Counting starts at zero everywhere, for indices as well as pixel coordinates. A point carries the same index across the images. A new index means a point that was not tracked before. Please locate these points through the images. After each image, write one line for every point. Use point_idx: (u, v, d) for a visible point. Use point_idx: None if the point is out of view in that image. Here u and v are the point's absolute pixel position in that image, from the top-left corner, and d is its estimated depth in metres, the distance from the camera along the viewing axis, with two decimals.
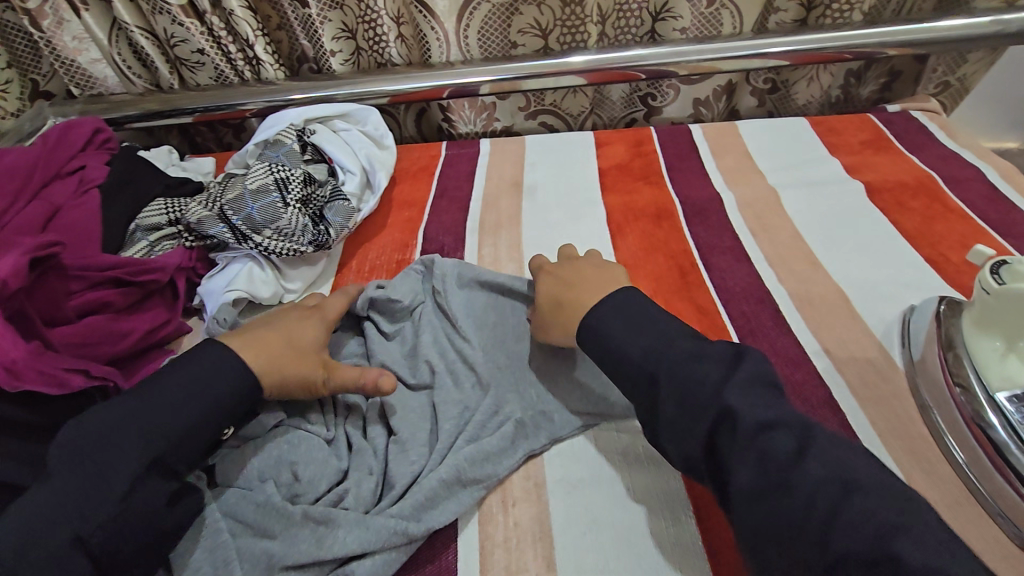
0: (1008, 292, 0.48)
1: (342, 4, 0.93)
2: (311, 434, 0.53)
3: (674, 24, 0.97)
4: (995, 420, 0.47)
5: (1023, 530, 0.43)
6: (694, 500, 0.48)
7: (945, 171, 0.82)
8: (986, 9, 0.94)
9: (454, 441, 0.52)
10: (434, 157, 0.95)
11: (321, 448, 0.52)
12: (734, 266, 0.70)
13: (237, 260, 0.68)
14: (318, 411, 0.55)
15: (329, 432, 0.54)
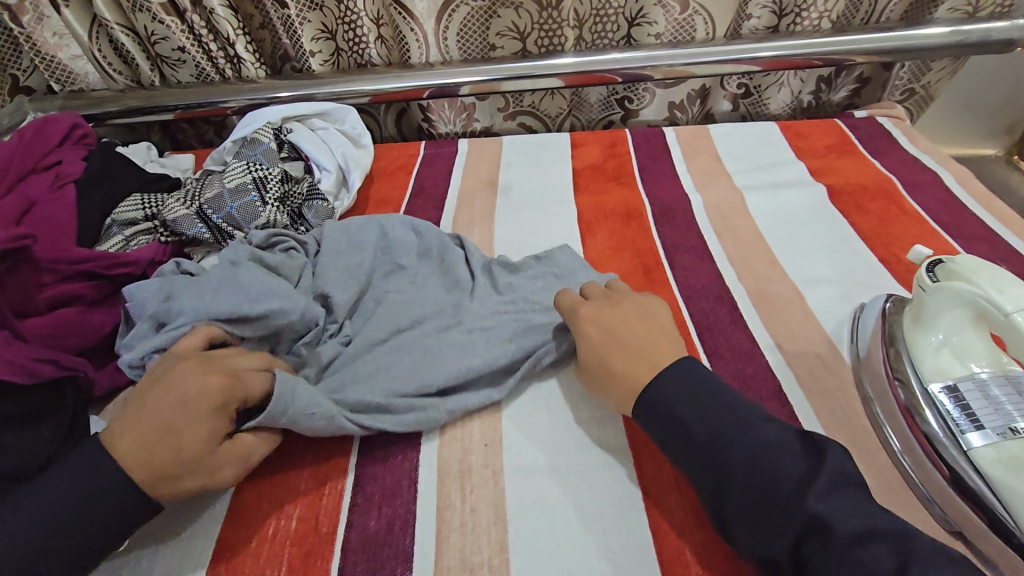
0: (940, 291, 0.51)
1: (322, 5, 0.94)
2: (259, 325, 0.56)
3: (649, 29, 0.99)
4: (927, 411, 0.50)
5: (948, 512, 0.46)
6: (643, 486, 0.51)
7: (905, 175, 0.85)
8: (948, 20, 0.98)
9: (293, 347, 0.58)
10: (413, 156, 0.97)
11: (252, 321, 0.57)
12: (697, 264, 0.72)
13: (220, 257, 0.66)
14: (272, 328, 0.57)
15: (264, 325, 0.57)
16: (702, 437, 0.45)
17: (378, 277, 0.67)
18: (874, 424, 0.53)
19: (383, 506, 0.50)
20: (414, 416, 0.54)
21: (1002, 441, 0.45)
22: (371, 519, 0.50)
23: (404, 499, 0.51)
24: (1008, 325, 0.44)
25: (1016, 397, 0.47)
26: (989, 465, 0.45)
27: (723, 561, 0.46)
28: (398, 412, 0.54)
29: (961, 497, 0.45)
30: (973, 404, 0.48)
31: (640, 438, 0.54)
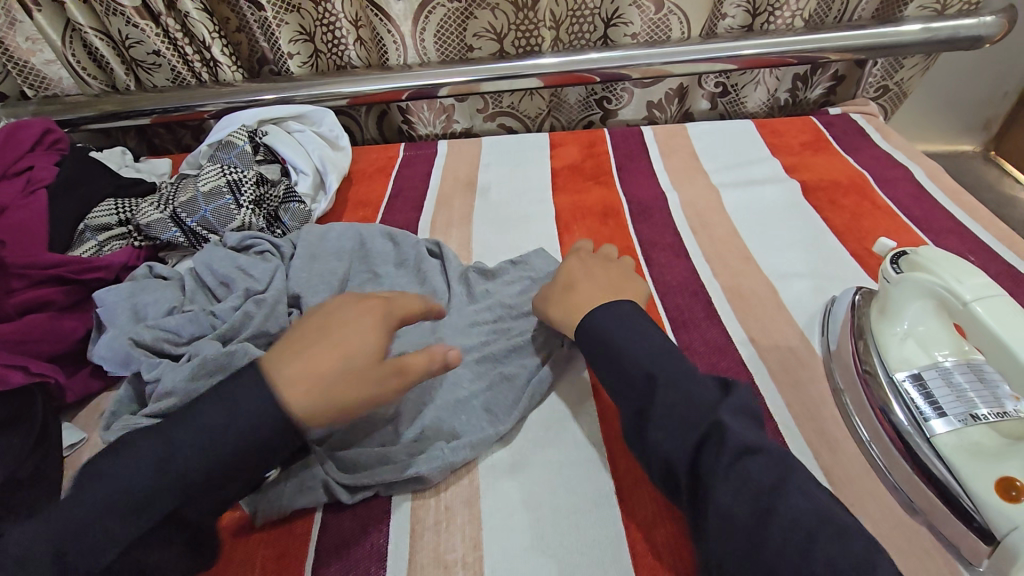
0: (903, 282, 0.52)
1: (298, 8, 0.94)
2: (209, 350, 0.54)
3: (625, 29, 1.00)
4: (893, 400, 0.51)
5: (913, 499, 0.47)
6: (616, 481, 0.51)
7: (877, 171, 0.86)
8: (919, 18, 0.99)
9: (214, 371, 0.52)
10: (392, 158, 0.97)
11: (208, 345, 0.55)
12: (672, 261, 0.73)
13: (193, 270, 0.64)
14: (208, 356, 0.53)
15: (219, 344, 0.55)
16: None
17: (355, 287, 0.68)
18: (843, 417, 0.53)
19: (357, 506, 0.51)
20: (413, 454, 0.52)
21: (963, 428, 0.47)
22: (345, 521, 0.50)
23: (379, 499, 0.51)
24: (967, 315, 0.45)
25: (976, 386, 0.48)
26: (952, 451, 0.46)
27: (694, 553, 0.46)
28: (395, 453, 0.52)
29: (924, 482, 0.46)
30: (936, 393, 0.49)
31: (614, 434, 0.55)
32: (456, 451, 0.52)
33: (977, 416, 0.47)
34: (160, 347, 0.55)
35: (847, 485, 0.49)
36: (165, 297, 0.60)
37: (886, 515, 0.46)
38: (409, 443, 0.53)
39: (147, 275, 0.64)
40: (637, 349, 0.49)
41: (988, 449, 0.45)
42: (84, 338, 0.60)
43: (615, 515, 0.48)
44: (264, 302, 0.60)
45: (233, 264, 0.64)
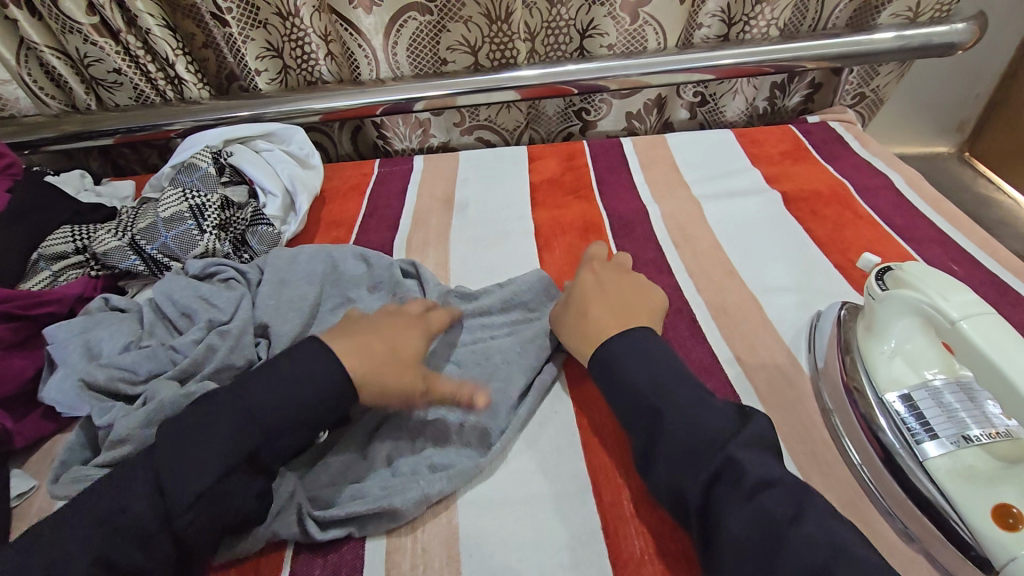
0: (889, 299, 0.50)
1: (266, 23, 0.91)
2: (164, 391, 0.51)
3: (601, 40, 0.99)
4: (883, 421, 0.49)
5: (908, 525, 0.45)
6: (601, 515, 0.48)
7: (857, 179, 0.86)
8: (892, 25, 1.00)
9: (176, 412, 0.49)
10: (366, 175, 0.95)
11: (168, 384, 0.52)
12: (655, 277, 0.71)
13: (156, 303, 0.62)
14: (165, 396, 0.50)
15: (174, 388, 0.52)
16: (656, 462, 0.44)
17: (326, 311, 0.65)
18: (833, 438, 0.52)
19: (328, 551, 0.48)
20: (386, 487, 0.50)
21: (956, 450, 0.45)
22: (315, 569, 0.47)
23: (352, 543, 0.48)
24: (955, 333, 0.44)
25: (967, 406, 0.47)
26: (944, 475, 0.44)
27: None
28: (367, 486, 0.50)
29: (918, 507, 0.45)
30: (927, 413, 0.48)
31: (598, 464, 0.52)
32: (432, 482, 0.50)
33: (970, 437, 0.45)
34: (115, 388, 0.52)
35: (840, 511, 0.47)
36: (122, 332, 0.57)
37: (880, 543, 0.45)
38: (383, 477, 0.51)
39: (103, 308, 0.61)
40: (629, 379, 0.49)
41: (982, 472, 0.43)
42: (34, 377, 0.57)
43: (601, 552, 0.46)
44: (228, 333, 0.57)
45: (196, 294, 0.61)
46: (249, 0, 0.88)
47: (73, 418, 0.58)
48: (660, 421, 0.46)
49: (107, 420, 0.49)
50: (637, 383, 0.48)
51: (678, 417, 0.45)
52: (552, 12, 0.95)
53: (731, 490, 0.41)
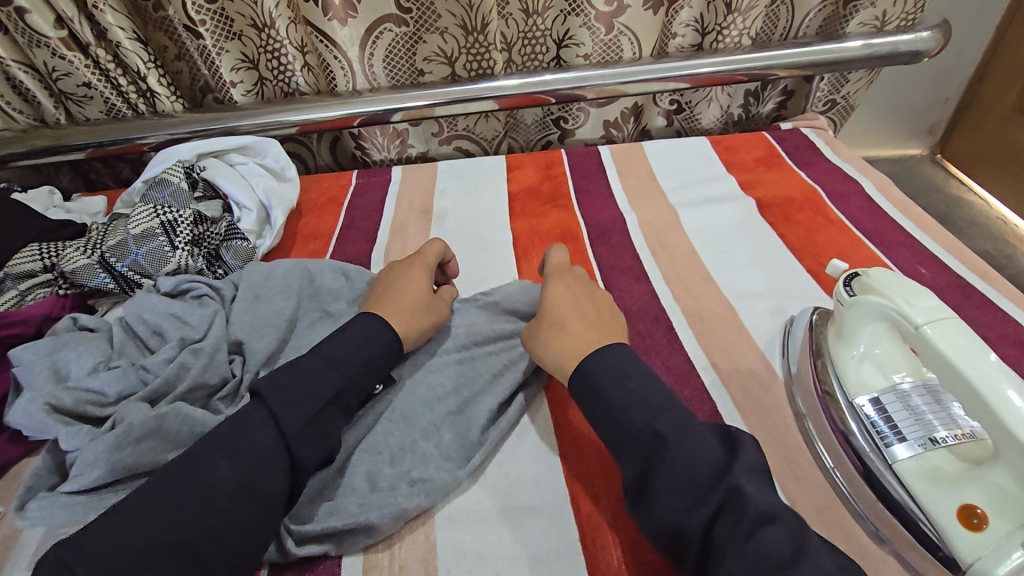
0: (855, 305, 0.51)
1: (240, 35, 0.91)
2: (138, 412, 0.50)
3: (577, 50, 0.99)
4: (853, 425, 0.50)
5: (880, 528, 0.46)
6: (580, 527, 0.48)
7: (829, 185, 0.87)
8: (860, 34, 1.02)
9: (146, 432, 0.48)
10: (344, 186, 0.94)
11: (140, 406, 0.51)
12: (632, 285, 0.72)
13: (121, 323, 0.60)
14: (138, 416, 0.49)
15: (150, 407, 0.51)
16: (632, 472, 0.45)
17: (304, 327, 0.64)
18: (806, 443, 0.52)
19: (304, 571, 0.47)
20: (363, 505, 0.49)
21: (924, 452, 0.46)
22: None
23: (327, 562, 0.48)
24: (919, 338, 0.45)
25: (934, 409, 0.48)
26: (913, 478, 0.45)
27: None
28: (344, 505, 0.50)
29: (889, 510, 0.45)
30: (895, 417, 0.49)
31: (576, 475, 0.52)
32: (409, 499, 0.49)
33: (938, 440, 0.46)
34: (83, 410, 0.51)
35: (814, 516, 0.47)
36: (90, 353, 0.56)
37: (853, 547, 0.45)
38: (360, 495, 0.50)
39: (71, 328, 0.60)
40: (606, 393, 0.49)
41: (948, 473, 0.44)
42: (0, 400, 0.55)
43: (579, 563, 0.46)
44: (201, 351, 0.56)
45: (167, 312, 0.60)
46: (222, 12, 0.87)
47: (41, 441, 0.56)
48: (635, 430, 0.46)
49: (74, 444, 0.48)
50: (613, 393, 0.49)
51: (652, 426, 0.45)
52: (528, 22, 0.96)
53: (734, 522, 0.39)
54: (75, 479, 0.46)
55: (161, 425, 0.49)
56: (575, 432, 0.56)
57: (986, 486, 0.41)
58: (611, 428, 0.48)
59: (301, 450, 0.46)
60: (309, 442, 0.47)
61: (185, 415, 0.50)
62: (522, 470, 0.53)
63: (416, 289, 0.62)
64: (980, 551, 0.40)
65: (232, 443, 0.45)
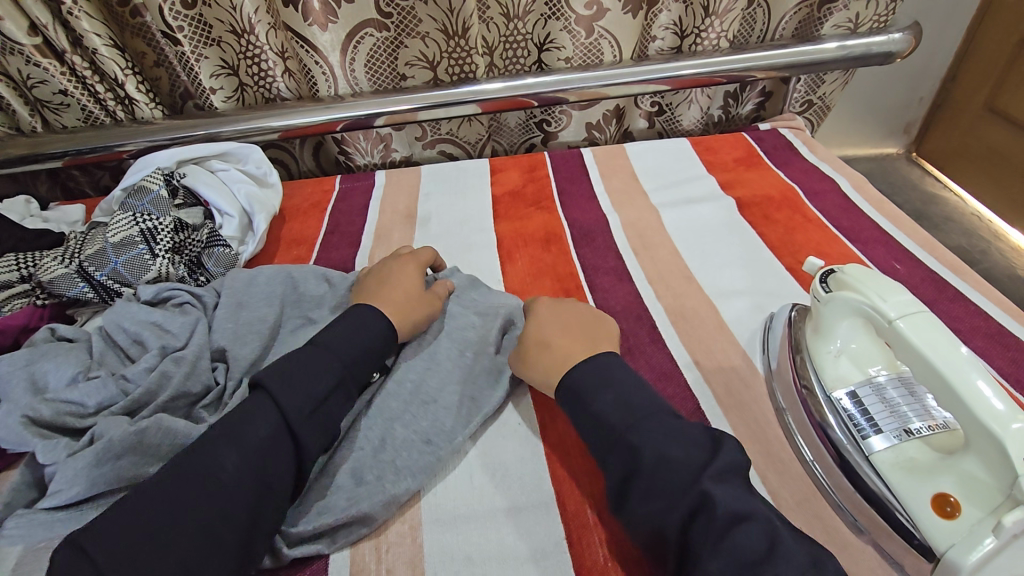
0: (831, 301, 0.53)
1: (219, 41, 0.90)
2: (118, 426, 0.49)
3: (558, 54, 1.00)
4: (831, 418, 0.51)
5: (858, 519, 0.47)
6: (566, 525, 0.49)
7: (807, 184, 0.89)
8: (834, 36, 1.04)
9: (126, 446, 0.47)
10: (327, 191, 0.94)
11: (119, 419, 0.51)
12: (616, 285, 0.72)
13: (99, 333, 0.59)
14: (118, 429, 0.48)
15: (130, 420, 0.50)
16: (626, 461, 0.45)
17: (286, 333, 0.64)
18: (787, 437, 0.53)
19: None
20: (351, 498, 0.50)
21: (900, 443, 0.47)
22: None
23: (313, 568, 0.47)
24: (893, 332, 0.46)
25: (907, 400, 0.50)
26: (890, 469, 0.46)
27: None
28: (332, 501, 0.50)
29: (867, 502, 0.46)
30: (871, 410, 0.50)
31: (562, 473, 0.53)
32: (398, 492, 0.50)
33: (912, 431, 0.47)
34: (63, 422, 0.51)
35: (796, 508, 0.48)
36: (68, 363, 0.55)
37: (834, 538, 0.46)
38: (347, 489, 0.51)
39: (48, 338, 0.59)
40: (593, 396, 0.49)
41: (922, 464, 0.45)
42: None
43: (566, 559, 0.47)
44: (183, 360, 0.56)
45: (148, 321, 0.60)
46: (201, 19, 0.87)
47: (19, 455, 0.55)
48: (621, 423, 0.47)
49: (52, 459, 0.48)
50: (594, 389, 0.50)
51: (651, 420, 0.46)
52: (510, 26, 0.96)
53: (708, 524, 0.40)
54: (52, 494, 0.46)
55: (142, 439, 0.48)
56: (562, 431, 0.56)
57: (957, 474, 0.42)
58: (597, 426, 0.48)
59: (295, 447, 0.46)
60: (296, 445, 0.46)
61: (166, 428, 0.49)
62: (508, 471, 0.53)
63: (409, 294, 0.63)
64: (951, 538, 0.41)
65: (236, 441, 0.44)
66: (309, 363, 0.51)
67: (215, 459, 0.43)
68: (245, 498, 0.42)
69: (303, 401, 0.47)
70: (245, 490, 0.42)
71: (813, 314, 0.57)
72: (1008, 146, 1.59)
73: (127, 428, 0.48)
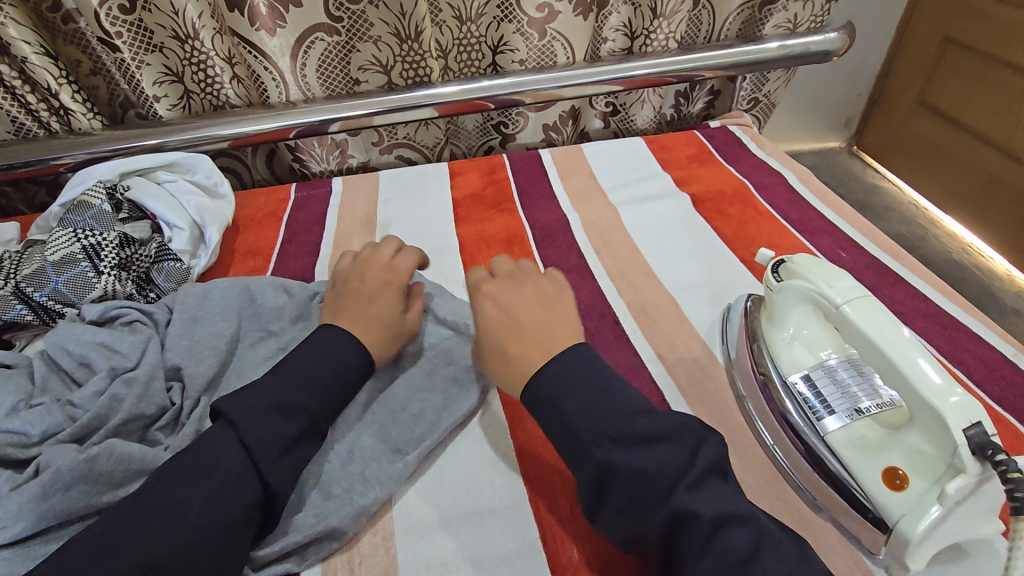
0: (782, 291, 0.55)
1: (161, 47, 0.87)
2: (66, 455, 0.47)
3: (512, 56, 1.01)
4: (788, 403, 0.53)
5: (818, 498, 0.49)
6: (540, 524, 0.49)
7: (757, 178, 0.93)
8: (775, 36, 1.09)
9: (77, 476, 0.45)
10: (283, 200, 0.92)
11: (69, 448, 0.48)
12: (579, 284, 0.73)
13: (42, 359, 0.56)
14: (66, 459, 0.46)
15: (81, 448, 0.48)
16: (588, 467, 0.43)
17: (245, 347, 0.63)
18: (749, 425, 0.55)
19: None
20: (319, 514, 0.48)
21: (852, 422, 0.50)
22: None
23: None
24: (840, 316, 0.48)
25: (858, 381, 0.52)
26: (843, 448, 0.48)
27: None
28: (300, 519, 0.48)
29: (825, 481, 0.48)
30: (824, 392, 0.52)
31: (533, 472, 0.53)
32: (368, 504, 0.49)
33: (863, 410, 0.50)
34: (5, 454, 0.48)
35: (760, 493, 0.50)
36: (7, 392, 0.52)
37: (796, 517, 0.48)
38: (316, 504, 0.49)
39: None
40: None
41: (873, 440, 0.47)
42: None
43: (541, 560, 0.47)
44: (134, 381, 0.53)
45: (94, 342, 0.57)
46: (141, 24, 0.83)
47: None
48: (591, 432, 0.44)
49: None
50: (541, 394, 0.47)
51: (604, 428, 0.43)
52: (463, 30, 0.96)
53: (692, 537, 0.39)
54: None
55: (93, 467, 0.46)
56: (533, 430, 0.57)
57: (905, 448, 0.44)
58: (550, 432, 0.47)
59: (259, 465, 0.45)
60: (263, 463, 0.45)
61: (119, 453, 0.47)
62: (480, 474, 0.53)
63: (386, 305, 0.60)
64: (902, 510, 0.43)
65: (196, 465, 0.43)
66: (270, 377, 0.49)
67: (174, 486, 0.41)
68: (209, 524, 0.40)
69: (265, 417, 0.46)
70: (211, 519, 0.40)
71: (768, 302, 0.59)
72: (939, 138, 1.70)
73: (76, 457, 0.45)
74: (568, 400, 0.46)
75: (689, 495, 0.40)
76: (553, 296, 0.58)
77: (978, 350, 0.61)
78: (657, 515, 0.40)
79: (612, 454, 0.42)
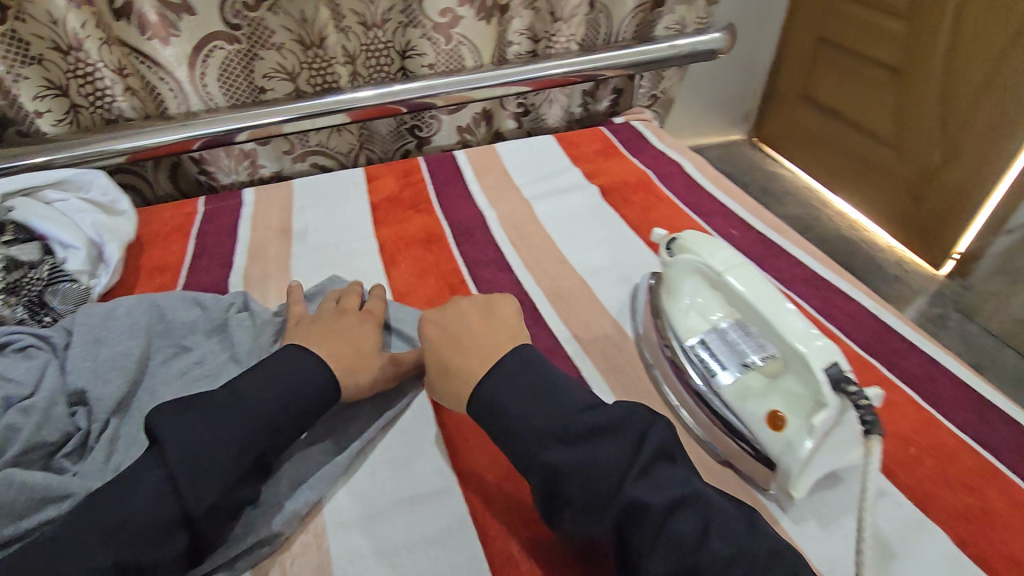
0: (675, 263, 0.60)
1: (41, 60, 0.82)
2: None
3: (420, 60, 1.03)
4: (686, 365, 0.58)
5: (717, 447, 0.55)
6: (469, 503, 0.52)
7: (658, 168, 1.00)
8: (665, 37, 1.17)
9: None
10: (191, 214, 0.88)
11: None
12: (497, 276, 0.76)
13: None
14: None
15: None
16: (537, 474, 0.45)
17: (158, 365, 0.61)
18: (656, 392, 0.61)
19: None
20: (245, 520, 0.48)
21: (742, 375, 0.54)
22: None
23: None
24: (722, 282, 0.54)
25: (745, 338, 0.56)
26: (732, 398, 0.54)
27: (548, 548, 0.49)
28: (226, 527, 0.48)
29: (724, 433, 0.54)
30: (714, 353, 0.57)
31: (462, 456, 0.55)
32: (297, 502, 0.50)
33: (747, 363, 0.54)
34: None
35: None
36: None
37: None
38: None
39: None
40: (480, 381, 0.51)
41: (756, 389, 0.53)
42: None
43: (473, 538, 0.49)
44: (33, 408, 0.51)
45: None
46: (17, 35, 0.78)
47: None
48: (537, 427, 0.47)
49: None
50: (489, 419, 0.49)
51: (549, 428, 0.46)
52: (369, 35, 0.97)
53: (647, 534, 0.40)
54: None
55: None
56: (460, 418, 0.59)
57: (781, 394, 0.50)
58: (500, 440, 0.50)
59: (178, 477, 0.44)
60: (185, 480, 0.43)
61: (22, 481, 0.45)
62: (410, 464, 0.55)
63: (363, 337, 0.59)
64: (782, 449, 0.49)
65: None
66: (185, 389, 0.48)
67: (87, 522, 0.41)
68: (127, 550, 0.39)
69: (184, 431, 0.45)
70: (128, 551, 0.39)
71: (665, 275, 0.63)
72: (820, 127, 1.88)
73: None
74: (510, 405, 0.48)
75: (637, 485, 0.42)
76: (492, 307, 0.59)
77: (847, 306, 0.69)
78: (610, 511, 0.42)
79: (559, 455, 0.45)
